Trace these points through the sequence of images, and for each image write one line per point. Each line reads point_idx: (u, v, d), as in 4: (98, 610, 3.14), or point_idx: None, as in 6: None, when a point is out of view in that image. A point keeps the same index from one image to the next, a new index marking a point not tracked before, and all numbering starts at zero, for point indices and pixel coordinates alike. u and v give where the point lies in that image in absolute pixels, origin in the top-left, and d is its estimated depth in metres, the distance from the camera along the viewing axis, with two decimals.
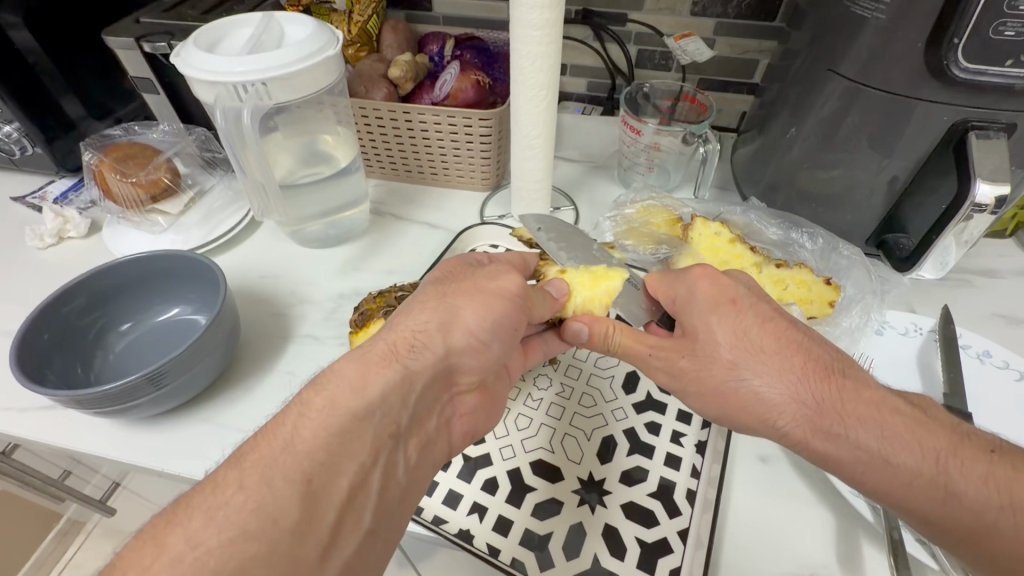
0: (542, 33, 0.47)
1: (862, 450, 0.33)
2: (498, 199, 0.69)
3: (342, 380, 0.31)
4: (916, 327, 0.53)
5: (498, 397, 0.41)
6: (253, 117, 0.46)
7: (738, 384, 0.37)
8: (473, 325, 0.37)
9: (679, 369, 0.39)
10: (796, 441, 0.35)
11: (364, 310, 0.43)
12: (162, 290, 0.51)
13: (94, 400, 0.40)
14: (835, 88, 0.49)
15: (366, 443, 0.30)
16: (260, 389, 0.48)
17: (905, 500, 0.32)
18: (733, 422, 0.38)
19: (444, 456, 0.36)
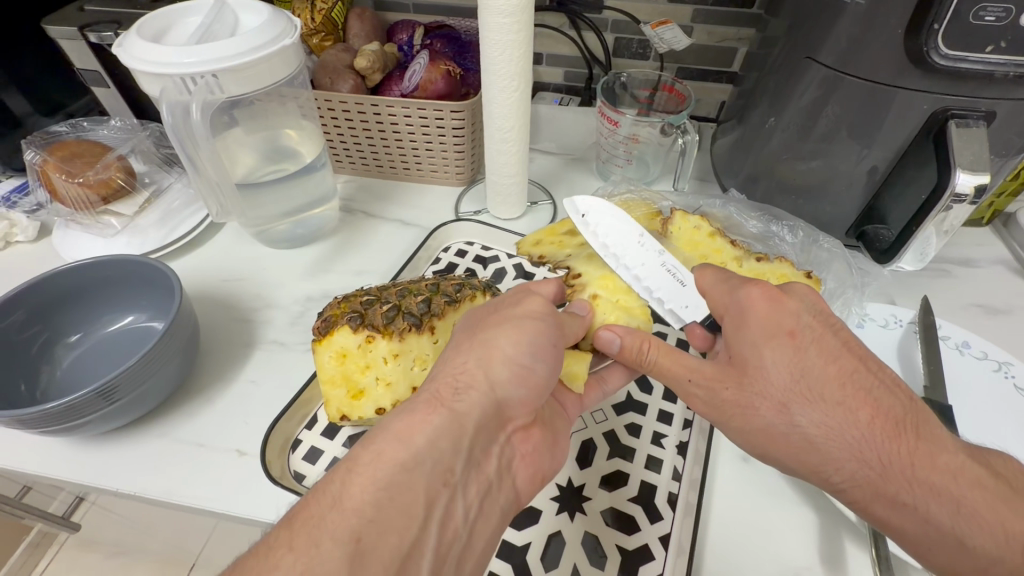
0: (514, 20, 0.45)
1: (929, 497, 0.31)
2: (473, 194, 0.67)
3: (386, 433, 0.30)
4: (896, 319, 0.52)
5: (562, 432, 0.38)
6: (203, 113, 0.43)
7: (790, 430, 0.33)
8: (514, 354, 0.34)
9: (722, 400, 0.35)
10: (856, 502, 0.32)
11: (327, 313, 0.40)
12: (115, 298, 0.48)
13: (35, 421, 0.37)
14: (814, 76, 0.48)
15: (417, 495, 0.28)
16: (223, 400, 0.46)
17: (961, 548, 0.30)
18: (778, 461, 0.35)
19: (508, 504, 0.33)
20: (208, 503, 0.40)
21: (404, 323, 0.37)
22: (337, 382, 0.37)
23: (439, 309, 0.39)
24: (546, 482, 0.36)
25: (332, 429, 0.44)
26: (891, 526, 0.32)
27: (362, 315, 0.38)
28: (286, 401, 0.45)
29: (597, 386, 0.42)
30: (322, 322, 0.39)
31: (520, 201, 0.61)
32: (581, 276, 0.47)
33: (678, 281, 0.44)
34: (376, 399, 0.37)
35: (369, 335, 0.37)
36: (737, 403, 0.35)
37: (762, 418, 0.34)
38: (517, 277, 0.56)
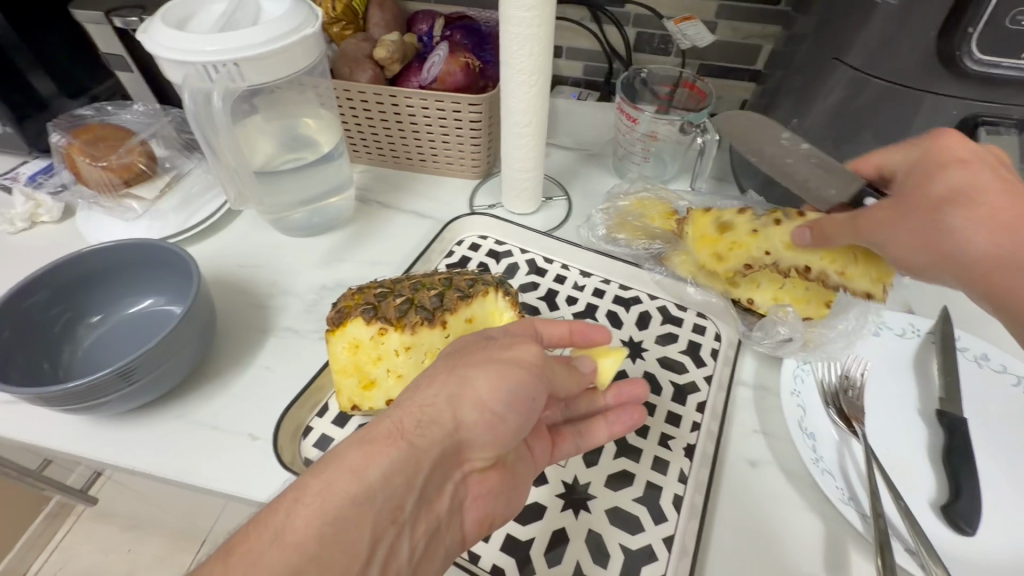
0: (535, 14, 0.45)
1: (939, 215, 0.36)
2: (488, 188, 0.67)
3: (340, 462, 0.28)
4: (914, 328, 0.51)
5: (524, 474, 0.36)
6: (225, 101, 0.43)
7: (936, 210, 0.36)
8: (490, 399, 0.31)
9: (879, 215, 0.38)
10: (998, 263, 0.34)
11: (341, 302, 0.40)
12: (135, 281, 0.49)
13: (58, 399, 0.38)
14: (840, 77, 0.47)
15: (364, 531, 0.26)
16: (238, 385, 0.47)
17: (929, 252, 0.36)
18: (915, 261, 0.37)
19: (452, 544, 0.32)
20: (222, 484, 0.41)
21: (417, 317, 0.37)
22: (349, 371, 0.38)
23: (451, 304, 0.39)
24: (493, 523, 0.34)
25: (343, 418, 0.44)
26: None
27: (376, 307, 0.38)
28: (298, 389, 0.46)
29: (566, 438, 0.39)
30: (335, 311, 0.39)
31: (534, 196, 0.61)
32: (808, 268, 0.45)
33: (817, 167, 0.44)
34: (387, 391, 0.38)
35: (382, 327, 0.37)
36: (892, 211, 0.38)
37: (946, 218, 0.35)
38: (530, 273, 0.56)
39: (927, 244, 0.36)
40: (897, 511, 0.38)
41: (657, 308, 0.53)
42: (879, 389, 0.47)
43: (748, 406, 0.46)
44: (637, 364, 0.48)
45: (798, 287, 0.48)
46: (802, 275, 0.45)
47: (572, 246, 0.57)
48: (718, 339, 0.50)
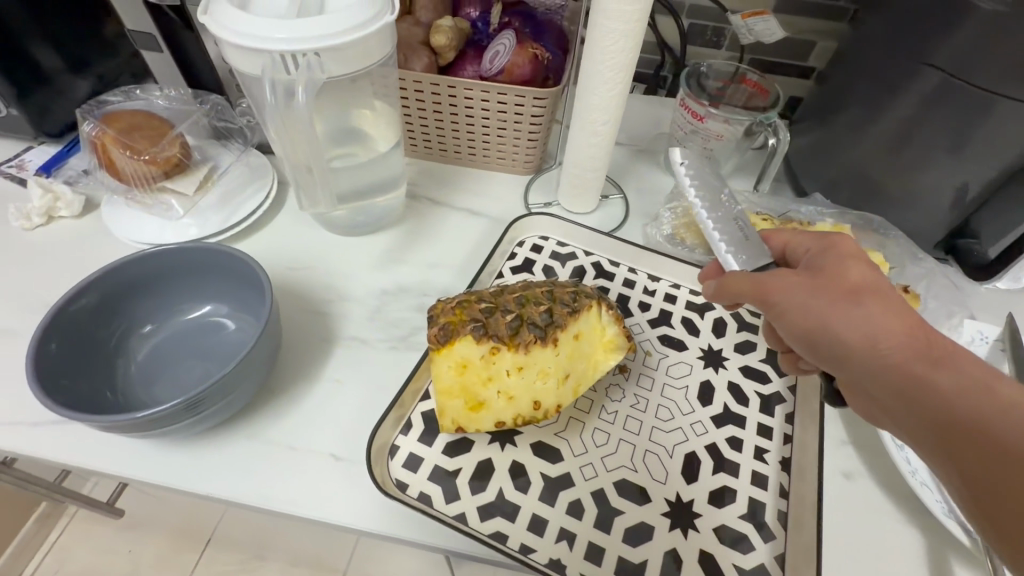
0: (635, 9, 0.42)
1: (853, 300, 0.32)
2: (541, 183, 0.64)
3: None
4: (982, 334, 0.51)
5: None
6: (309, 96, 0.40)
7: (851, 301, 0.32)
8: None
9: (795, 282, 0.35)
10: (886, 355, 0.31)
11: (433, 315, 0.38)
12: (189, 286, 0.45)
13: (122, 429, 0.35)
14: (926, 82, 0.47)
15: None
16: (309, 400, 0.44)
17: (822, 326, 0.33)
18: (825, 343, 0.33)
19: None
20: (309, 508, 0.38)
21: (530, 335, 0.35)
22: (455, 386, 0.35)
23: (561, 320, 0.37)
24: None
25: (429, 435, 0.42)
26: (921, 378, 0.29)
27: (484, 323, 0.36)
28: (382, 411, 0.43)
29: None
30: (432, 326, 0.37)
31: (595, 195, 0.59)
32: None
33: (743, 234, 0.42)
34: (496, 413, 0.36)
35: (495, 346, 0.35)
36: (836, 293, 0.33)
37: (860, 306, 0.32)
38: (597, 277, 0.54)
39: (852, 328, 0.32)
40: None
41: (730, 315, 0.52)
42: None
43: (834, 417, 0.46)
44: (720, 374, 0.47)
45: None
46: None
47: (639, 248, 0.55)
48: None
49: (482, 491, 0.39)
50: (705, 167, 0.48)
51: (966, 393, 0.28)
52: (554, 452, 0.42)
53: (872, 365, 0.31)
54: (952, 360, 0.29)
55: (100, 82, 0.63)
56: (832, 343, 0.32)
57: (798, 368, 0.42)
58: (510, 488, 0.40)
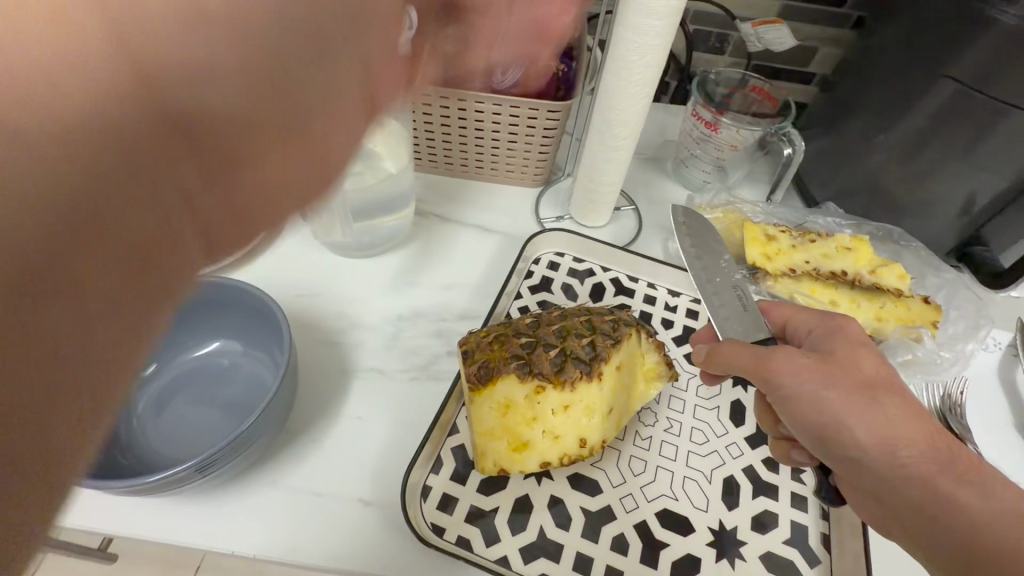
0: (665, 24, 0.40)
1: (873, 401, 0.33)
2: (551, 196, 0.62)
3: None
4: (995, 341, 0.52)
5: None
6: None
7: (872, 403, 0.33)
8: None
9: (805, 367, 0.34)
10: (910, 467, 0.32)
11: (469, 354, 0.37)
12: (195, 323, 0.42)
13: (132, 491, 0.32)
14: (945, 93, 0.47)
15: None
16: (330, 440, 0.41)
17: (836, 425, 0.33)
18: (840, 441, 0.33)
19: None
20: (342, 561, 0.36)
21: (577, 371, 0.34)
22: (497, 428, 0.34)
23: (605, 352, 0.36)
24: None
25: (462, 472, 0.40)
26: (945, 494, 0.31)
27: (527, 361, 0.35)
28: (411, 448, 0.41)
29: None
30: (470, 366, 0.36)
31: (609, 208, 0.58)
32: (845, 271, 0.50)
33: (742, 305, 0.41)
34: (542, 452, 0.35)
35: (540, 385, 0.34)
36: (858, 393, 0.33)
37: (873, 408, 0.33)
38: (618, 294, 0.53)
39: (874, 431, 0.32)
40: None
41: None
42: (980, 405, 0.48)
43: None
44: (749, 393, 0.47)
45: (900, 307, 0.48)
46: (837, 279, 0.50)
47: (657, 262, 0.54)
48: None
49: (523, 530, 0.38)
50: (711, 236, 0.48)
51: (989, 513, 0.30)
52: (593, 484, 0.41)
53: (893, 472, 0.32)
54: (971, 475, 0.31)
55: None
56: (848, 443, 0.33)
57: (788, 458, 0.40)
58: (552, 525, 0.38)
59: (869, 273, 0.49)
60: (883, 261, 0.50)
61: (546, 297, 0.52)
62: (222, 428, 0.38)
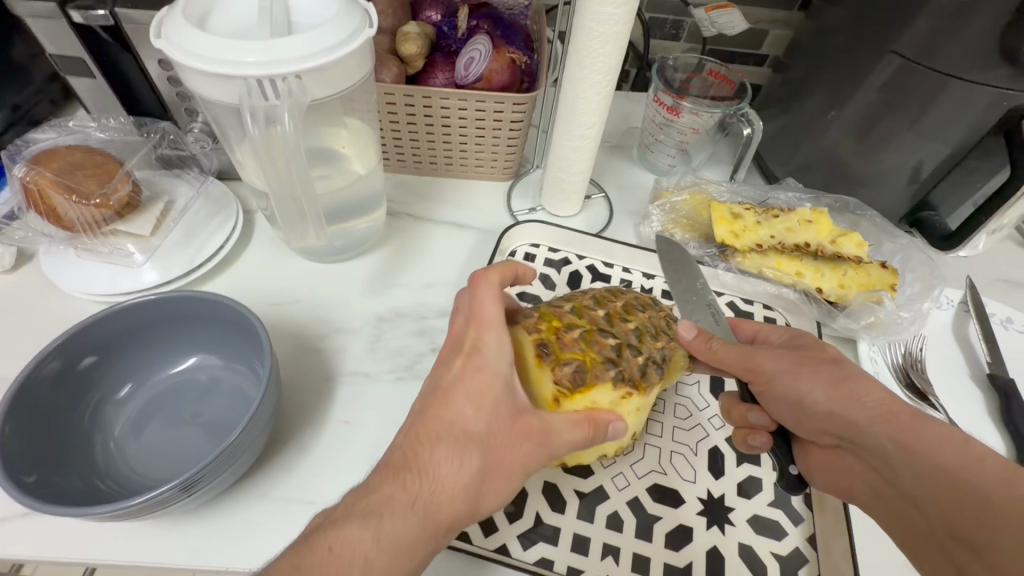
0: (623, 11, 0.41)
1: (838, 370, 0.37)
2: (522, 188, 0.63)
3: (356, 537, 0.28)
4: (948, 299, 0.56)
5: (508, 408, 0.33)
6: (296, 122, 0.36)
7: (838, 369, 0.37)
8: (448, 453, 0.31)
9: (783, 357, 0.39)
10: (880, 414, 0.34)
11: (551, 348, 0.38)
12: (170, 340, 0.41)
13: (115, 515, 0.31)
14: (890, 68, 0.49)
15: (396, 517, 0.29)
16: (320, 448, 0.41)
17: (801, 393, 0.37)
18: (813, 406, 0.37)
19: (455, 469, 0.31)
20: None
21: (655, 376, 0.39)
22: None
23: (669, 356, 0.41)
24: (481, 435, 0.32)
25: None
26: (913, 433, 0.32)
27: (616, 364, 0.38)
28: None
29: (477, 352, 0.35)
30: (559, 366, 0.37)
31: (580, 197, 0.59)
32: (807, 244, 0.52)
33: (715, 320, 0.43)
34: (603, 446, 0.39)
35: (628, 392, 0.37)
36: (819, 362, 0.38)
37: (839, 372, 0.37)
38: (595, 281, 0.54)
39: (832, 390, 0.36)
40: None
41: (726, 305, 0.53)
42: (940, 359, 0.51)
43: None
44: None
45: (861, 273, 0.51)
46: (802, 250, 0.52)
47: (630, 248, 0.56)
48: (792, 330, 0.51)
49: (519, 518, 0.39)
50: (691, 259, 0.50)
51: (957, 446, 0.30)
52: (584, 467, 0.41)
53: (863, 418, 0.34)
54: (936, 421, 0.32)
55: (15, 112, 0.55)
56: (812, 402, 0.37)
57: (748, 443, 0.42)
58: (548, 510, 0.39)
59: (831, 243, 0.51)
60: (841, 231, 0.52)
61: (525, 288, 0.53)
62: (208, 444, 0.38)
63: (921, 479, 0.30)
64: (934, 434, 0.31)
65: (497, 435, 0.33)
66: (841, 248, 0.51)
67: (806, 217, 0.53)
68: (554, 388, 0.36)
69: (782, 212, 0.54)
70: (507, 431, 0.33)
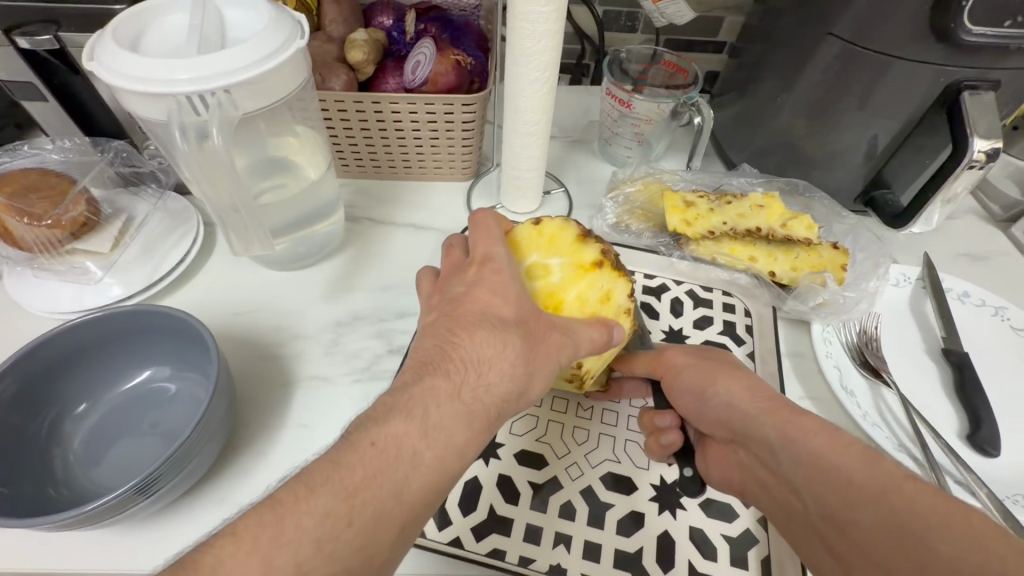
0: (551, 9, 0.42)
1: (729, 367, 0.42)
2: (483, 188, 0.63)
3: (401, 426, 0.28)
4: (905, 276, 0.55)
5: (530, 302, 0.36)
6: (224, 135, 0.37)
7: (733, 369, 0.42)
8: (486, 337, 0.32)
9: (691, 357, 0.43)
10: (767, 408, 0.38)
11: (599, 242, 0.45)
12: (126, 355, 0.42)
13: (68, 524, 0.32)
14: (831, 50, 0.49)
15: (439, 403, 0.29)
16: (278, 451, 0.42)
17: (709, 390, 0.41)
18: (717, 402, 0.41)
19: (494, 351, 0.32)
20: None
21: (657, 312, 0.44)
22: (587, 297, 0.42)
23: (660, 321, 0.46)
24: (512, 324, 0.34)
25: None
26: (790, 428, 0.36)
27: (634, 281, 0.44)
28: None
29: (491, 261, 0.38)
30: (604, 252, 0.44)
31: (538, 194, 0.59)
32: (759, 228, 0.52)
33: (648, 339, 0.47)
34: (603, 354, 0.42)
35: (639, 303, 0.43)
36: (719, 363, 0.42)
37: (733, 370, 0.41)
38: None
39: (732, 390, 0.40)
40: (944, 452, 0.43)
41: (684, 293, 0.53)
42: (895, 336, 0.51)
43: (790, 374, 0.49)
44: None
45: (813, 254, 0.51)
46: (754, 235, 0.53)
47: None
48: (749, 315, 0.52)
49: (472, 512, 0.39)
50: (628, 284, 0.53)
51: (827, 439, 0.34)
52: (539, 459, 0.42)
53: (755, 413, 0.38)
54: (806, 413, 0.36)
55: None
56: (714, 396, 0.41)
57: (660, 444, 0.42)
58: (501, 503, 0.40)
59: (782, 226, 0.52)
60: (793, 214, 0.52)
61: None
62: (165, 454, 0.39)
63: (804, 471, 0.34)
64: (804, 428, 0.35)
65: (526, 324, 0.34)
66: (790, 232, 0.51)
67: (759, 202, 0.53)
68: (597, 255, 0.43)
69: (737, 198, 0.54)
70: (533, 323, 0.35)
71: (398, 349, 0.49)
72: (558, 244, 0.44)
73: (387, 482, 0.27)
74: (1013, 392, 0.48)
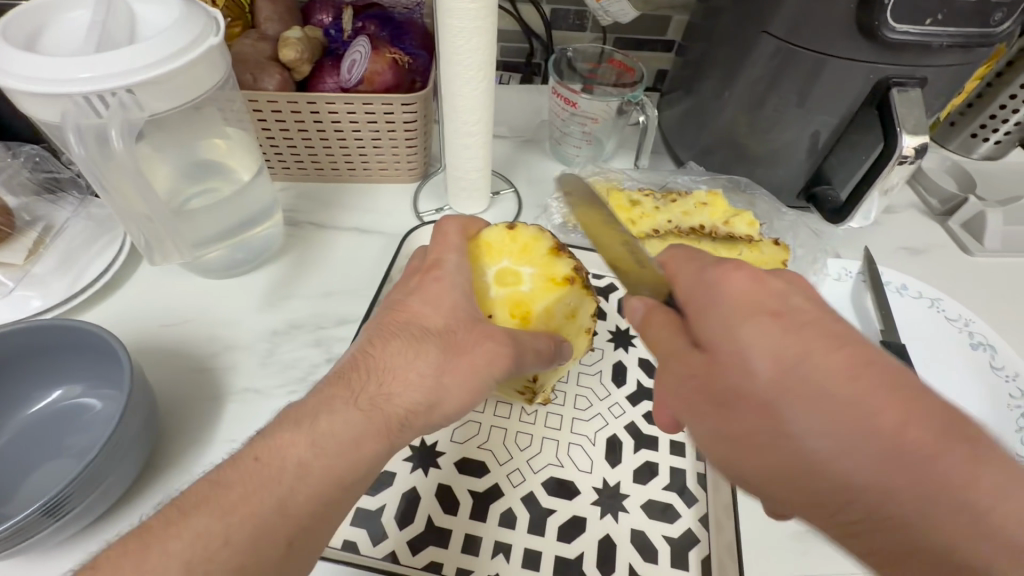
0: (480, 6, 0.41)
1: (777, 404, 0.24)
2: (431, 189, 0.62)
3: (300, 439, 0.29)
4: (848, 271, 0.57)
5: (466, 311, 0.35)
6: (127, 140, 0.35)
7: (764, 412, 0.24)
8: (398, 351, 0.33)
9: (717, 371, 0.26)
10: (847, 485, 0.22)
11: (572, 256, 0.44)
12: (35, 373, 0.39)
13: None
14: (766, 48, 0.50)
15: (341, 418, 0.30)
16: (205, 469, 0.40)
17: (768, 447, 0.24)
18: (775, 464, 0.25)
19: (407, 365, 0.32)
20: None
21: None
22: (552, 313, 0.41)
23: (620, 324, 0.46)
24: (431, 338, 0.34)
25: None
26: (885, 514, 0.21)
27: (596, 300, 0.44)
28: None
29: (437, 267, 0.38)
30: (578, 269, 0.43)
31: (484, 194, 0.58)
32: (702, 226, 0.52)
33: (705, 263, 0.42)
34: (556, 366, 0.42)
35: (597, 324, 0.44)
36: (775, 396, 0.24)
37: (783, 394, 0.24)
38: None
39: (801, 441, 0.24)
40: None
41: None
42: None
43: None
44: (631, 353, 0.49)
45: (754, 251, 0.51)
46: (698, 233, 0.53)
47: None
48: None
49: (410, 524, 0.38)
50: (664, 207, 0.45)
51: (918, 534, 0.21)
52: (480, 466, 0.41)
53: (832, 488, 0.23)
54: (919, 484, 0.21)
55: None
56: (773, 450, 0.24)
57: None
58: (440, 513, 0.39)
59: (725, 224, 0.52)
60: (735, 211, 0.53)
61: None
62: None
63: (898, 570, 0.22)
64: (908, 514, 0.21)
65: (450, 336, 0.34)
66: (732, 228, 0.52)
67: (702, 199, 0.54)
68: (569, 271, 0.42)
69: (680, 196, 0.54)
70: (460, 334, 0.34)
71: (337, 358, 0.47)
72: (530, 253, 0.43)
73: (276, 491, 0.27)
74: (946, 382, 0.49)
